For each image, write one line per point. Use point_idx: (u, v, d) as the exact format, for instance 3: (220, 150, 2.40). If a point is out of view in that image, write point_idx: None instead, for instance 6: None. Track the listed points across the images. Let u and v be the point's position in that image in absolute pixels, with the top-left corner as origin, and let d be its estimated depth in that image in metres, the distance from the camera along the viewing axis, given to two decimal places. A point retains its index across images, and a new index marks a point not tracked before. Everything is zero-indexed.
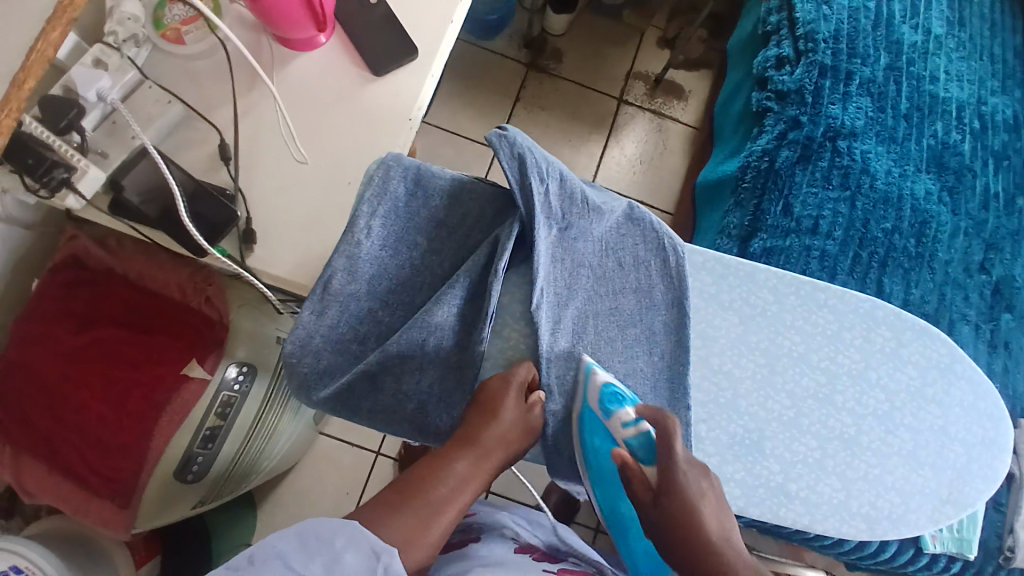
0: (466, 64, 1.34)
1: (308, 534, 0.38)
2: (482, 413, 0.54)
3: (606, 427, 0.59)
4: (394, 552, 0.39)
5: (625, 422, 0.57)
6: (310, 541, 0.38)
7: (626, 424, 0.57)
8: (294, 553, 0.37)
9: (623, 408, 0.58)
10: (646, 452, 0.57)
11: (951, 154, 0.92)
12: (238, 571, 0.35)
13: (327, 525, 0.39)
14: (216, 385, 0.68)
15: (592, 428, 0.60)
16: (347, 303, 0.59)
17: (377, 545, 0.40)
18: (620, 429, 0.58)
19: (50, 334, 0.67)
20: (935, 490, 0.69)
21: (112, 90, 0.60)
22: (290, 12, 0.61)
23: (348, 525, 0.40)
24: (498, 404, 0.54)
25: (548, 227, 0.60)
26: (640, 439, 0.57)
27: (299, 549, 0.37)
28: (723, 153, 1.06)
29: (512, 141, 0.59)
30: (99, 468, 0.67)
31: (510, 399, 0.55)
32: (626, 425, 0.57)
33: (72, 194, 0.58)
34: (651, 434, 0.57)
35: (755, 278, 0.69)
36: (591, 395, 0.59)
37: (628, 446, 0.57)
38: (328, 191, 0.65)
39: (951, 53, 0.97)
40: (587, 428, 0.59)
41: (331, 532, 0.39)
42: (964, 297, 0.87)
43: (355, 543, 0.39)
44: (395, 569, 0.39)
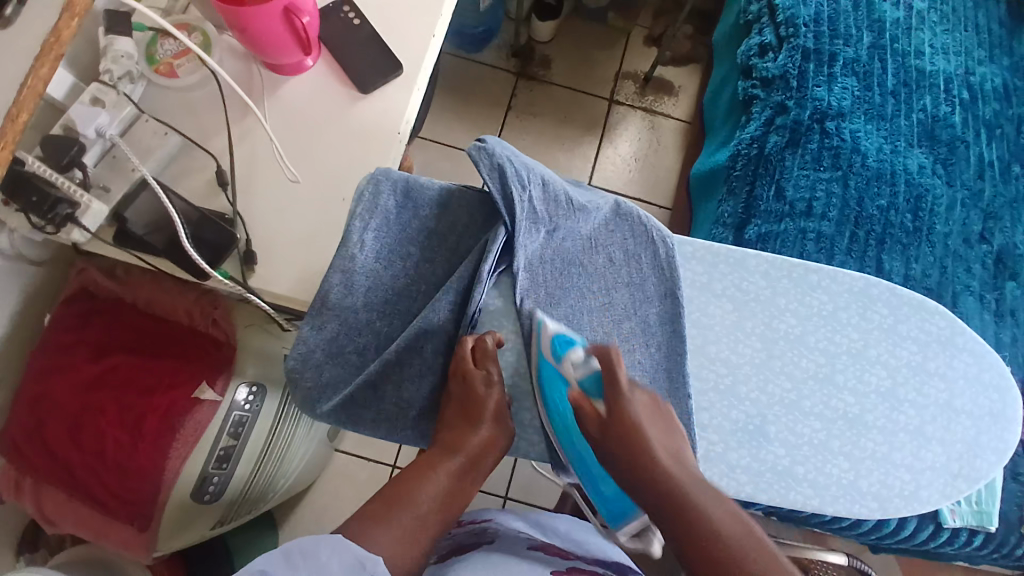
0: (457, 77, 1.36)
1: (292, 549, 0.39)
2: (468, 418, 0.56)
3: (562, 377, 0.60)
4: (376, 560, 0.42)
5: (576, 363, 0.58)
6: (290, 554, 0.39)
7: (579, 367, 0.58)
8: (280, 568, 0.38)
9: (574, 349, 0.58)
10: (597, 389, 0.57)
11: (942, 127, 0.92)
12: None
13: (309, 539, 0.40)
14: (227, 405, 0.71)
15: (551, 379, 0.61)
16: (343, 314, 0.60)
17: (357, 552, 0.42)
18: (571, 371, 0.58)
19: (67, 365, 0.69)
20: (945, 465, 0.69)
21: (110, 126, 0.63)
22: (276, 39, 0.64)
23: (330, 536, 0.41)
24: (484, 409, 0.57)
25: (536, 230, 0.62)
26: (590, 378, 0.57)
27: (285, 564, 0.38)
28: (715, 143, 1.06)
29: (491, 152, 0.61)
30: (118, 492, 0.69)
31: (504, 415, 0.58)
32: (577, 367, 0.58)
33: (77, 228, 0.61)
34: (599, 373, 0.57)
35: (746, 263, 0.69)
36: (543, 344, 0.60)
37: (581, 387, 0.58)
38: (323, 208, 0.66)
39: (934, 27, 0.97)
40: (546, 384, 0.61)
41: (313, 546, 0.40)
42: (966, 268, 0.87)
43: (339, 554, 0.40)
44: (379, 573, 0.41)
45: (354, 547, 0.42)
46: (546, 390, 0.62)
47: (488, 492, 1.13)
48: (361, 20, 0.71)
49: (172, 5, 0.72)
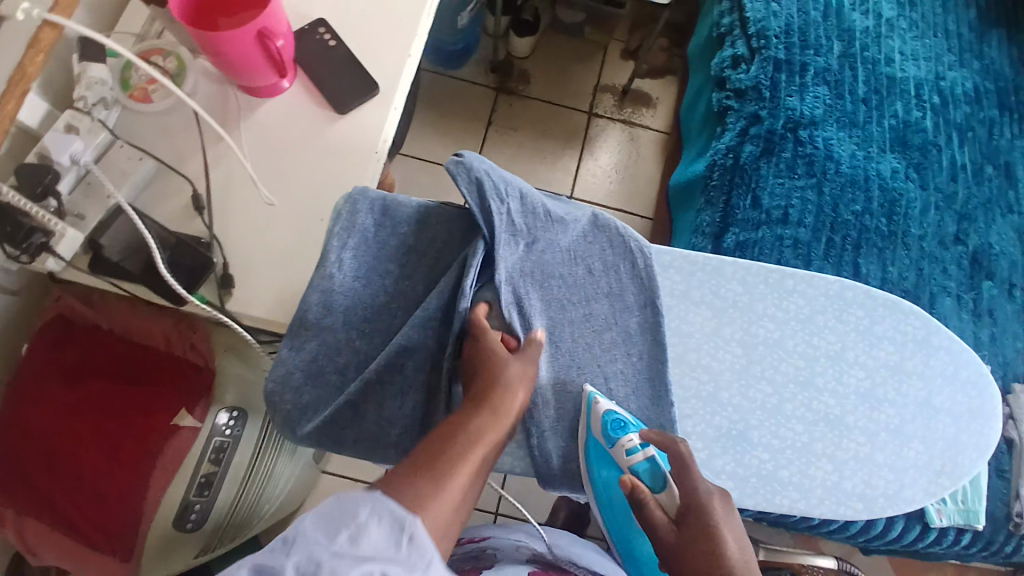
0: (435, 93, 1.37)
1: (331, 506, 0.36)
2: None
3: (612, 457, 0.65)
4: (416, 519, 0.37)
5: (631, 450, 0.64)
6: (325, 516, 0.36)
7: (633, 452, 0.64)
8: (318, 529, 0.35)
9: (629, 435, 0.64)
10: (653, 478, 0.64)
11: (914, 132, 0.94)
12: (273, 550, 0.35)
13: (350, 495, 0.37)
14: (208, 431, 0.70)
15: (598, 460, 0.65)
16: (323, 334, 0.61)
17: (398, 513, 0.37)
18: (627, 457, 0.64)
19: (44, 395, 0.68)
20: (928, 463, 0.70)
21: (85, 152, 0.62)
22: (250, 61, 0.64)
23: (372, 494, 0.37)
24: None
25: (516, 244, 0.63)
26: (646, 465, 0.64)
27: (322, 524, 0.35)
28: (692, 153, 1.07)
29: (468, 166, 0.61)
30: (98, 520, 0.68)
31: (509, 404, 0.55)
32: (631, 454, 0.64)
33: (52, 256, 0.61)
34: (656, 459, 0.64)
35: (723, 271, 0.70)
36: (594, 423, 0.64)
37: (637, 472, 0.64)
38: (301, 228, 0.66)
39: (904, 34, 1.00)
40: (593, 463, 0.65)
41: (349, 506, 0.36)
42: (942, 269, 0.89)
43: (378, 514, 0.36)
44: (419, 536, 0.36)
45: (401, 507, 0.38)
46: (590, 468, 0.65)
47: (479, 508, 1.13)
48: (337, 41, 0.72)
49: (146, 30, 0.71)
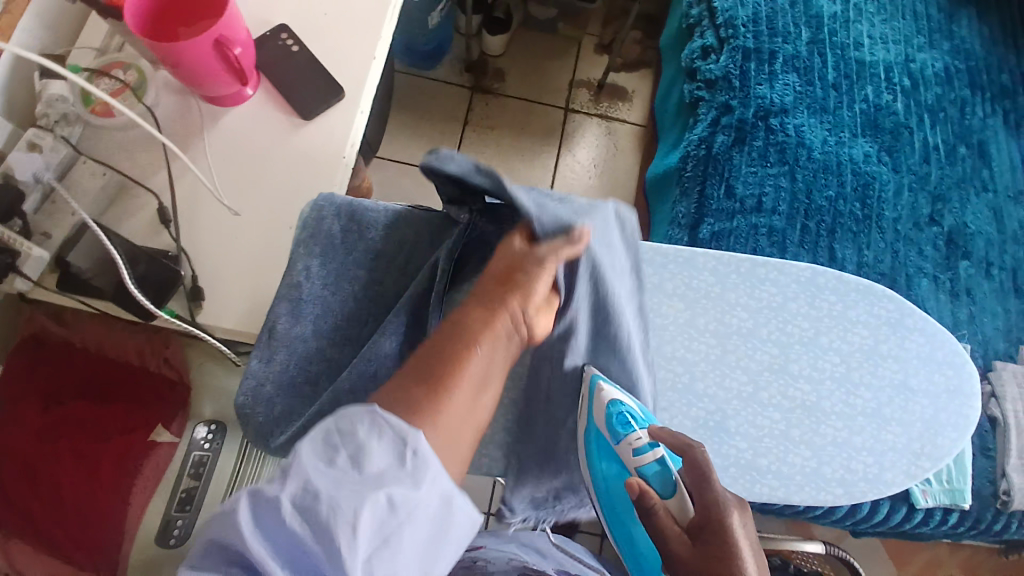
0: (410, 95, 1.37)
1: (328, 428, 0.37)
2: None
3: (617, 452, 0.66)
4: (418, 433, 0.37)
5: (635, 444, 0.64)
6: (325, 438, 0.36)
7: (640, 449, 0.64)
8: (317, 454, 0.36)
9: (632, 429, 0.64)
10: (660, 481, 0.62)
11: (885, 115, 0.94)
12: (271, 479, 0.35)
13: (348, 414, 0.37)
14: (186, 445, 0.71)
15: (601, 454, 0.66)
16: (292, 345, 0.63)
17: (397, 430, 0.37)
18: (630, 446, 0.64)
19: (18, 415, 0.67)
20: (907, 445, 0.70)
21: (47, 170, 0.63)
22: (209, 71, 0.63)
23: (367, 410, 0.37)
24: None
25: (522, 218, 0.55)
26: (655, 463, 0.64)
27: (320, 448, 0.36)
28: (666, 146, 1.07)
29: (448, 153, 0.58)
30: (79, 539, 0.66)
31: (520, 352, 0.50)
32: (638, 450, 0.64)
33: (19, 276, 0.60)
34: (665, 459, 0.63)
35: (694, 262, 0.70)
36: (597, 413, 0.63)
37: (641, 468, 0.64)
38: (268, 237, 0.65)
39: (872, 17, 1.00)
40: (594, 454, 0.65)
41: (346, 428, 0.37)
42: (918, 251, 0.89)
43: (379, 432, 0.37)
44: (424, 451, 0.37)
45: (399, 422, 0.38)
46: (591, 462, 0.65)
47: None
48: (300, 47, 0.71)
49: (106, 44, 0.70)
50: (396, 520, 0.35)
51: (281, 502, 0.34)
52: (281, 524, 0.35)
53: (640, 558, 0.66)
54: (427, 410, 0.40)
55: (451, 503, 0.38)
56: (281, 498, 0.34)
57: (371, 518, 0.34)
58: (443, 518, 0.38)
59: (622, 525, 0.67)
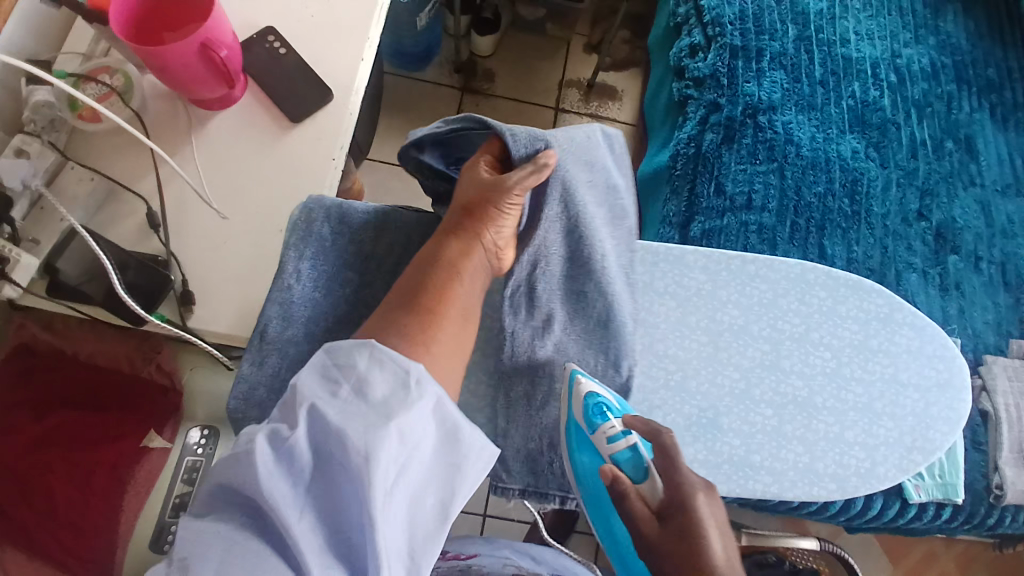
0: (401, 96, 1.37)
1: (328, 363, 0.43)
2: None
3: (592, 442, 0.66)
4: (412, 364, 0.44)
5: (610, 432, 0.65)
6: (325, 376, 0.42)
7: (615, 437, 0.65)
8: (323, 390, 0.41)
9: (610, 421, 0.65)
10: (636, 469, 0.64)
11: (872, 111, 0.95)
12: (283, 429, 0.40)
13: (342, 350, 0.43)
14: (179, 450, 0.69)
15: (580, 445, 0.66)
16: (285, 347, 0.63)
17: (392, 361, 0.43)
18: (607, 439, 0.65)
19: (10, 424, 0.68)
20: (899, 439, 0.71)
21: (35, 176, 0.62)
22: (196, 75, 0.63)
23: (364, 345, 0.43)
24: None
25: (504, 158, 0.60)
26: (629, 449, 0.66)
27: (326, 384, 0.42)
28: (655, 144, 1.07)
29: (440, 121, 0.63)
30: (74, 548, 0.65)
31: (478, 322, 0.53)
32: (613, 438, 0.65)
33: (7, 284, 0.59)
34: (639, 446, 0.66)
35: (684, 260, 0.70)
36: (575, 405, 0.64)
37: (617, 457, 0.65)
38: (258, 240, 0.65)
39: (858, 14, 1.01)
40: (575, 446, 0.66)
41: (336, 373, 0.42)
42: (907, 246, 0.90)
43: (378, 364, 0.43)
44: (419, 376, 0.43)
45: (394, 356, 0.44)
46: (572, 453, 0.66)
47: (466, 511, 1.13)
48: (288, 50, 0.71)
49: (92, 49, 0.70)
50: (403, 444, 0.41)
51: (300, 439, 0.40)
52: (301, 460, 0.40)
53: (622, 551, 0.66)
54: (414, 342, 0.48)
55: (452, 424, 0.44)
56: (301, 432, 0.40)
57: (381, 442, 0.40)
58: (443, 441, 0.44)
59: (603, 514, 0.68)
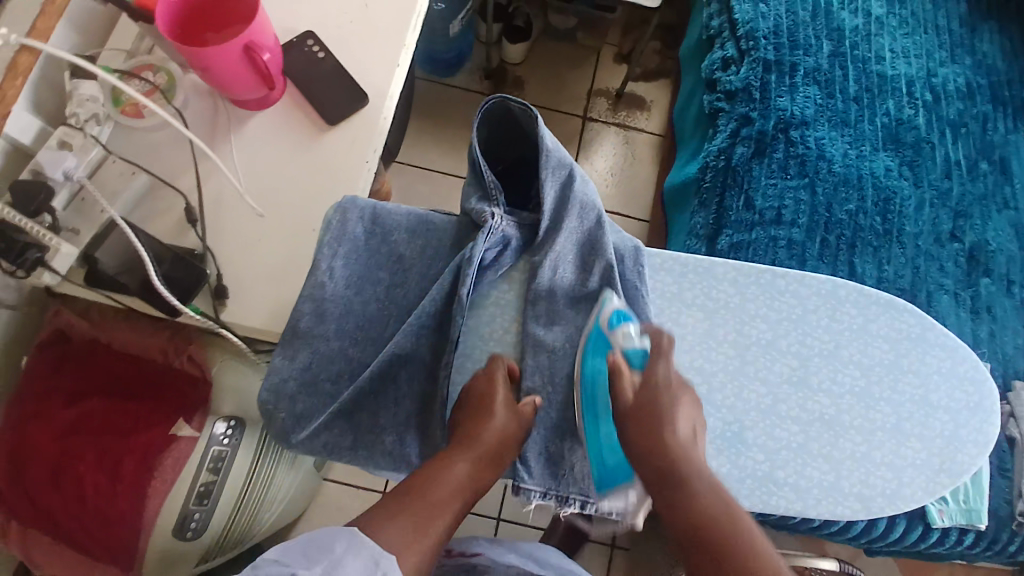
0: (430, 101, 1.38)
1: (310, 545, 0.43)
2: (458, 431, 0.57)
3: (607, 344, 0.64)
4: (387, 559, 0.46)
5: (628, 334, 0.63)
6: (307, 546, 0.43)
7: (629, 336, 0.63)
8: (300, 560, 0.41)
9: (628, 325, 0.64)
10: (639, 362, 0.63)
11: (906, 129, 0.94)
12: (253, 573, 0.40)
13: (325, 537, 0.44)
14: (205, 441, 0.71)
15: (594, 348, 0.65)
16: (315, 344, 0.64)
17: (374, 551, 0.46)
18: (622, 341, 0.63)
19: (42, 411, 0.69)
20: (927, 461, 0.70)
21: (78, 168, 0.63)
22: (238, 76, 0.64)
23: (343, 535, 0.45)
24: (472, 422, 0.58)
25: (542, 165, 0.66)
26: (638, 351, 0.63)
27: (302, 555, 0.42)
28: (684, 156, 1.07)
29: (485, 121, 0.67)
30: (99, 535, 0.70)
31: (497, 401, 0.60)
32: (628, 338, 0.63)
33: (47, 271, 0.61)
34: (649, 348, 0.63)
35: (714, 272, 0.70)
36: (601, 316, 0.64)
37: (625, 355, 0.63)
38: (294, 238, 0.66)
39: (894, 31, 1.00)
40: (589, 348, 0.65)
41: (330, 540, 0.44)
42: (939, 268, 0.89)
43: (351, 551, 0.44)
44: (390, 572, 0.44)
45: (365, 550, 0.45)
46: (585, 357, 0.65)
47: (480, 514, 1.13)
48: (326, 54, 0.72)
49: (136, 46, 0.72)
50: None
51: None
52: None
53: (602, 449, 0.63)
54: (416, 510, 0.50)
55: None
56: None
57: None
58: None
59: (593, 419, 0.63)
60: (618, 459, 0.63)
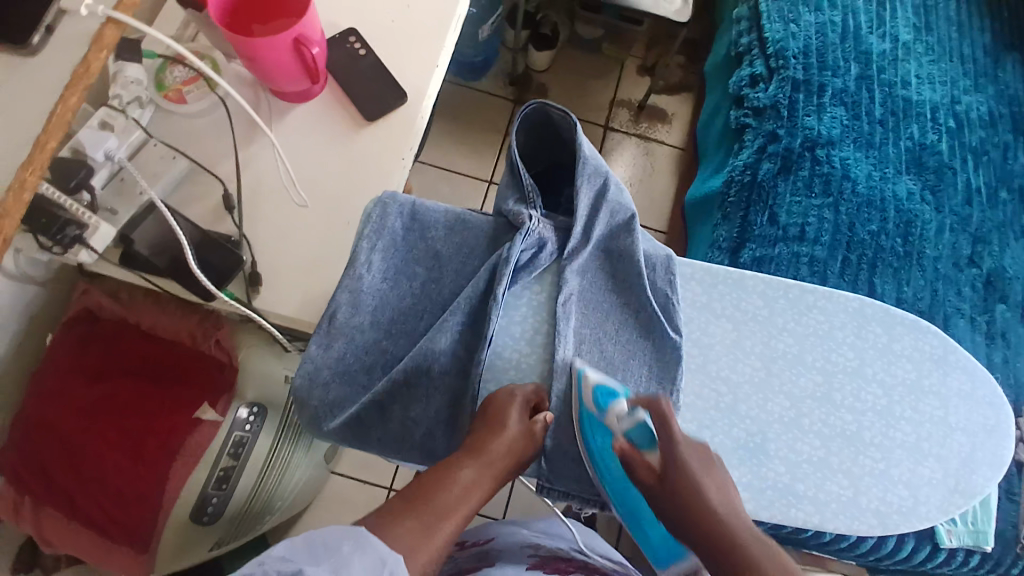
0: (455, 104, 1.40)
1: (315, 541, 0.40)
2: (487, 425, 0.58)
3: (605, 425, 0.61)
4: (398, 559, 0.43)
5: (621, 415, 0.59)
6: (312, 541, 0.40)
7: (623, 417, 0.59)
8: (305, 556, 0.38)
9: (617, 402, 0.60)
10: (645, 440, 0.58)
11: (929, 154, 0.95)
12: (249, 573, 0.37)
13: (332, 533, 0.41)
14: (228, 426, 0.72)
15: (594, 429, 0.63)
16: (350, 334, 0.65)
17: (382, 551, 0.43)
18: (616, 422, 0.59)
19: (67, 389, 0.70)
20: (944, 481, 0.70)
21: (119, 149, 0.63)
22: (283, 66, 0.65)
23: (354, 531, 0.42)
24: (502, 416, 0.58)
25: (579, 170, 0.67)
26: (638, 430, 0.58)
27: (308, 552, 0.39)
28: (708, 170, 1.09)
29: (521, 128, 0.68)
30: (117, 515, 0.70)
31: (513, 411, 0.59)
32: (622, 419, 0.59)
33: (84, 249, 0.61)
34: (649, 423, 0.58)
35: (744, 284, 0.71)
36: (585, 395, 0.62)
37: (627, 439, 0.58)
38: (329, 229, 0.67)
39: (920, 57, 1.01)
40: (588, 430, 0.63)
41: (337, 539, 0.41)
42: (956, 291, 0.89)
43: (362, 550, 0.41)
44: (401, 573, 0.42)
45: (376, 546, 0.43)
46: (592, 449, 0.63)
47: (485, 516, 1.14)
48: (367, 51, 0.73)
49: (180, 33, 0.73)
50: None
51: None
52: None
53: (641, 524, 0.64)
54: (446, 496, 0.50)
55: None
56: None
57: None
58: None
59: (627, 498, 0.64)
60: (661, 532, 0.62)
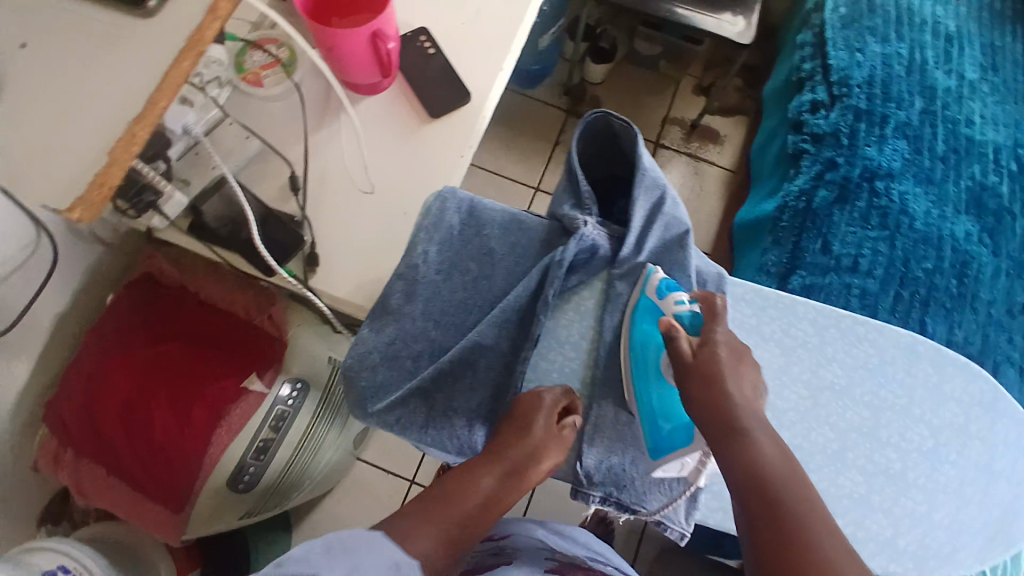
0: (508, 110, 1.42)
1: (334, 544, 0.41)
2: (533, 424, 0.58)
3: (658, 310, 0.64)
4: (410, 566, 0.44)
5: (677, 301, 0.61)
6: (332, 544, 0.41)
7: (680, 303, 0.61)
8: (325, 558, 0.40)
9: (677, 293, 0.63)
10: (693, 328, 0.60)
11: (990, 196, 0.93)
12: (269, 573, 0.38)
13: (352, 538, 0.42)
14: (272, 400, 0.75)
15: (645, 312, 0.66)
16: (402, 321, 0.68)
17: (395, 557, 0.44)
18: (672, 306, 0.61)
19: (126, 348, 0.73)
20: (982, 528, 0.70)
21: (196, 125, 0.66)
22: (358, 58, 0.67)
23: (369, 538, 0.43)
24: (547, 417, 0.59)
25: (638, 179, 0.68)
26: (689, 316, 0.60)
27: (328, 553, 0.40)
28: (760, 194, 1.08)
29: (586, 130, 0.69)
30: (156, 472, 0.73)
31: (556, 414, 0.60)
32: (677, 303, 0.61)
33: (157, 215, 0.65)
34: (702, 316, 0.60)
35: (795, 310, 0.71)
36: (648, 285, 0.66)
37: (677, 319, 0.61)
38: (387, 220, 0.68)
39: (986, 97, 0.99)
40: (640, 311, 0.66)
41: (355, 543, 0.42)
42: (1008, 338, 0.87)
43: (377, 555, 0.43)
44: None
45: (389, 554, 0.44)
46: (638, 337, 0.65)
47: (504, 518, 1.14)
48: (436, 50, 0.75)
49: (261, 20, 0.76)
50: None
51: None
52: None
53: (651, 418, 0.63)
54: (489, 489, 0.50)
55: None
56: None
57: None
58: None
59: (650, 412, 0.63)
60: (675, 425, 0.62)
